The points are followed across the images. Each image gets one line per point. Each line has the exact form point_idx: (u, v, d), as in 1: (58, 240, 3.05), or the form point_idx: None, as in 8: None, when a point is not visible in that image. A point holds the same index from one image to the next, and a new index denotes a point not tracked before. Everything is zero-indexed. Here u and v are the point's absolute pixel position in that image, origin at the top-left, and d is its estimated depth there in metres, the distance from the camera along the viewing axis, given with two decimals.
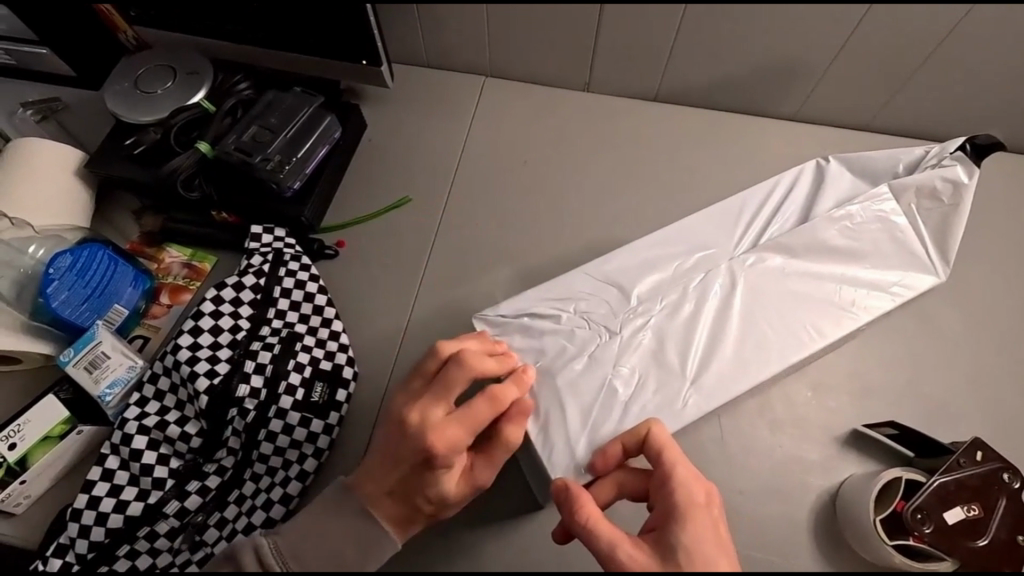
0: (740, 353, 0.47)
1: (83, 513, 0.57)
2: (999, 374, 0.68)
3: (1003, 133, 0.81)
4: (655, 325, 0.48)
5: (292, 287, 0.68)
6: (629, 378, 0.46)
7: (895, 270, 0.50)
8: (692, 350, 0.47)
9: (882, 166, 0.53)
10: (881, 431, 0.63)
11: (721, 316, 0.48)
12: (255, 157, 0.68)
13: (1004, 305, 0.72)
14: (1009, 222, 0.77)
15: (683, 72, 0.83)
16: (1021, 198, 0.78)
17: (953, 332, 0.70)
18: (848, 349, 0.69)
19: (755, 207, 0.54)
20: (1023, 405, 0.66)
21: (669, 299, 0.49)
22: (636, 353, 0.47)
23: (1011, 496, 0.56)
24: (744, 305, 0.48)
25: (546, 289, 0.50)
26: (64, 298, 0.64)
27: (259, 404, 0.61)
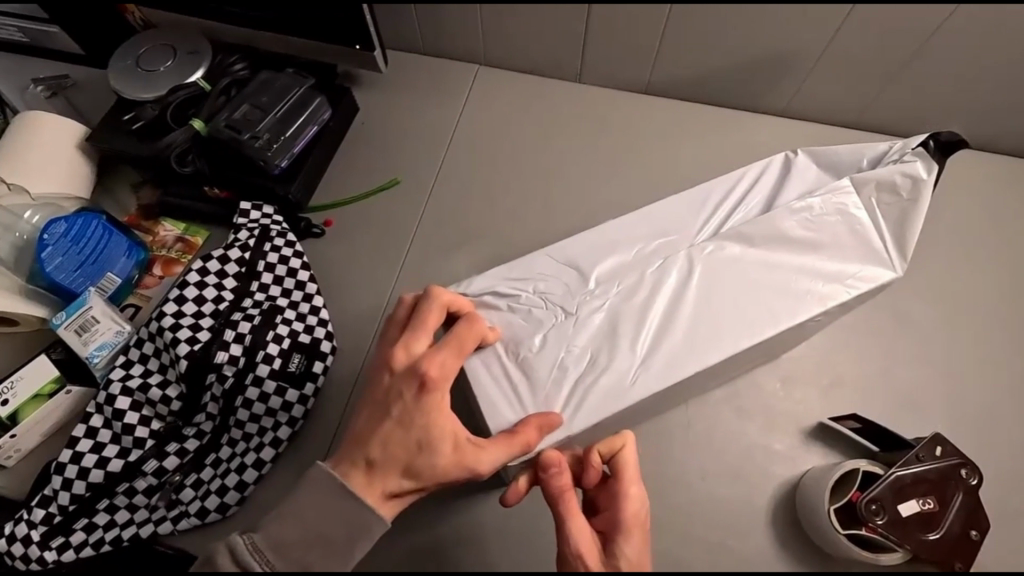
0: (691, 336, 0.48)
1: (66, 466, 0.60)
2: (967, 375, 0.68)
3: (994, 135, 0.80)
4: (610, 307, 0.49)
5: (276, 262, 0.70)
6: (582, 358, 0.48)
7: (853, 262, 0.50)
8: (644, 332, 0.48)
9: (846, 160, 0.54)
10: (846, 425, 0.64)
11: (675, 301, 0.49)
12: (244, 134, 0.70)
13: (981, 307, 0.72)
14: (990, 226, 0.77)
15: (673, 66, 0.83)
16: (1004, 202, 0.78)
17: (925, 332, 0.70)
18: (819, 344, 0.70)
19: (719, 198, 0.55)
20: (989, 405, 0.67)
21: (625, 283, 0.50)
22: (590, 333, 0.49)
23: (968, 492, 0.56)
24: (699, 292, 0.49)
25: (507, 270, 0.52)
26: (58, 263, 0.67)
27: (236, 372, 0.63)
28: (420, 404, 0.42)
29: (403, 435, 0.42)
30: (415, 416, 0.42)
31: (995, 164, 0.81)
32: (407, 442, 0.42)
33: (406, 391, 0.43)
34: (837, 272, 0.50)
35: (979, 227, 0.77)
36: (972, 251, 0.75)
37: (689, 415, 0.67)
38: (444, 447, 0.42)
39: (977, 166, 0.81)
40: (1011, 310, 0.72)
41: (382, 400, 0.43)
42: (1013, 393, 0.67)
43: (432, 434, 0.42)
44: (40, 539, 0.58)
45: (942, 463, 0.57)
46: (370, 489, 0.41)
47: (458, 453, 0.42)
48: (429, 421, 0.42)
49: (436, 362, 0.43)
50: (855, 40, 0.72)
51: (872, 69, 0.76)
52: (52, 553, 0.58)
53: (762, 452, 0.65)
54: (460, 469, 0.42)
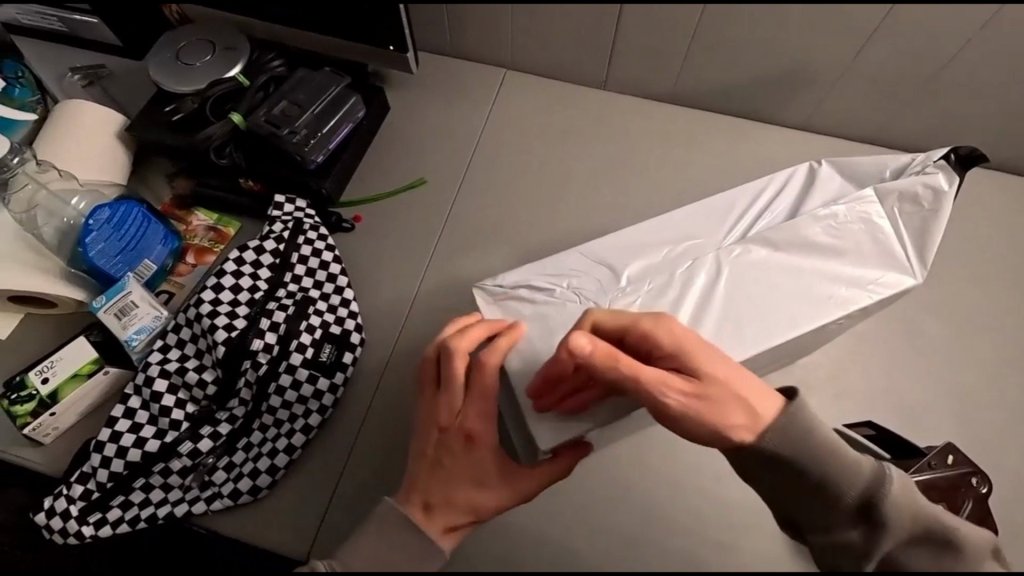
0: (716, 335, 0.50)
1: (105, 445, 0.62)
2: (976, 387, 0.70)
3: (1006, 154, 0.82)
4: (641, 305, 0.51)
5: (309, 254, 0.72)
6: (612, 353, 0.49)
7: (874, 269, 0.52)
8: None
9: (868, 171, 0.56)
10: (861, 431, 0.65)
11: (703, 301, 0.51)
12: (283, 129, 0.72)
13: (990, 321, 0.74)
14: (1001, 243, 0.79)
15: (697, 77, 0.86)
16: (1013, 220, 0.81)
17: (935, 344, 0.72)
18: (832, 353, 0.72)
19: (744, 204, 0.57)
20: (997, 417, 0.69)
21: (655, 283, 0.52)
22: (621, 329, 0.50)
23: (977, 499, 0.58)
24: (724, 293, 0.51)
25: (542, 266, 0.55)
26: (100, 249, 0.69)
27: (271, 359, 0.65)
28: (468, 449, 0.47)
29: (455, 480, 0.46)
30: (465, 458, 0.47)
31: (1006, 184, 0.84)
32: (459, 479, 0.47)
33: (454, 443, 0.47)
34: (860, 277, 0.52)
35: (989, 242, 0.79)
36: (982, 266, 0.78)
37: None
38: (491, 478, 0.47)
39: (988, 183, 0.84)
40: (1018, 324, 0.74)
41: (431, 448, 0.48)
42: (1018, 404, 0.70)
43: (483, 471, 0.47)
44: (78, 514, 0.60)
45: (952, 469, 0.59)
46: (432, 525, 0.43)
47: (503, 477, 0.48)
48: (481, 463, 0.48)
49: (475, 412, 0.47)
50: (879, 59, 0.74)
51: (893, 85, 0.78)
52: (89, 528, 0.60)
53: None
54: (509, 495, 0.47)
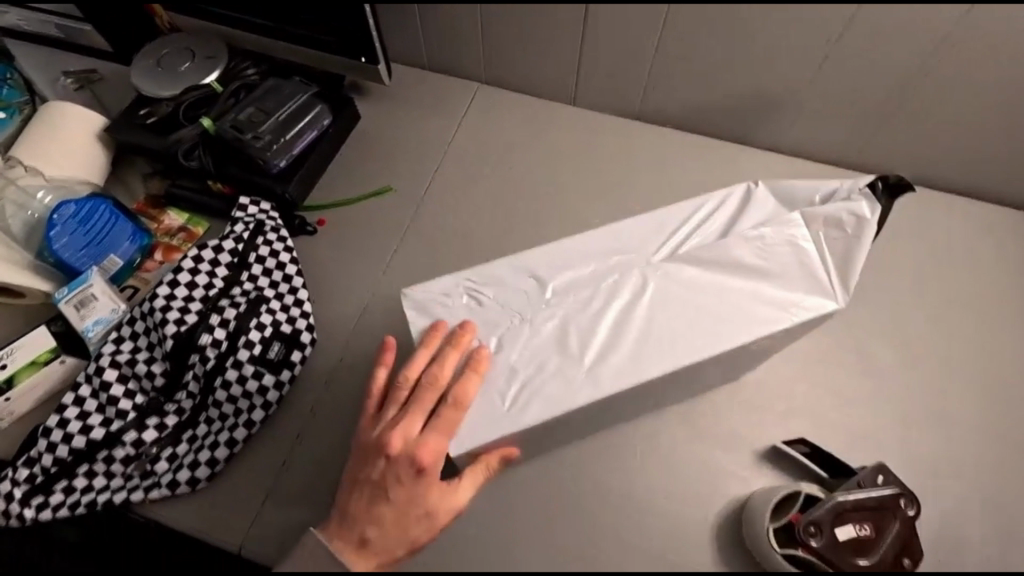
0: (636, 350, 0.50)
1: (52, 430, 0.64)
2: (919, 413, 0.71)
3: (962, 180, 0.84)
4: (564, 317, 0.51)
5: (267, 256, 0.74)
6: (531, 364, 0.49)
7: (798, 291, 0.52)
8: (592, 342, 0.50)
9: (802, 195, 0.54)
10: (796, 449, 0.66)
11: (624, 318, 0.51)
12: (246, 135, 0.76)
13: (934, 350, 0.75)
14: (951, 270, 0.80)
15: (662, 95, 0.87)
16: (966, 247, 0.82)
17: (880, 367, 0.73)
18: (776, 371, 0.73)
19: (680, 220, 0.55)
20: (937, 445, 0.69)
21: (581, 295, 0.52)
22: (544, 342, 0.50)
23: (906, 522, 0.58)
24: (648, 309, 0.51)
25: (467, 272, 0.53)
26: (64, 242, 0.72)
27: (218, 354, 0.68)
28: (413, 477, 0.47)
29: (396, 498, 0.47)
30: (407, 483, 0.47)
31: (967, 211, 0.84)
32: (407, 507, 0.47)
33: (404, 474, 0.47)
34: (781, 298, 0.51)
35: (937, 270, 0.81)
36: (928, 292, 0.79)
37: None
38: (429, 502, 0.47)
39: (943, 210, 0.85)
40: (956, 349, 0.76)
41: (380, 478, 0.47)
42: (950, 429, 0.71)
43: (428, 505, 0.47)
44: (21, 497, 0.62)
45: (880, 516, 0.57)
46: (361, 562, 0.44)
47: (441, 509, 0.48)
48: (417, 499, 0.47)
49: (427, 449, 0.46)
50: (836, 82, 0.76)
51: (856, 109, 0.79)
52: (31, 511, 0.62)
53: (713, 470, 0.67)
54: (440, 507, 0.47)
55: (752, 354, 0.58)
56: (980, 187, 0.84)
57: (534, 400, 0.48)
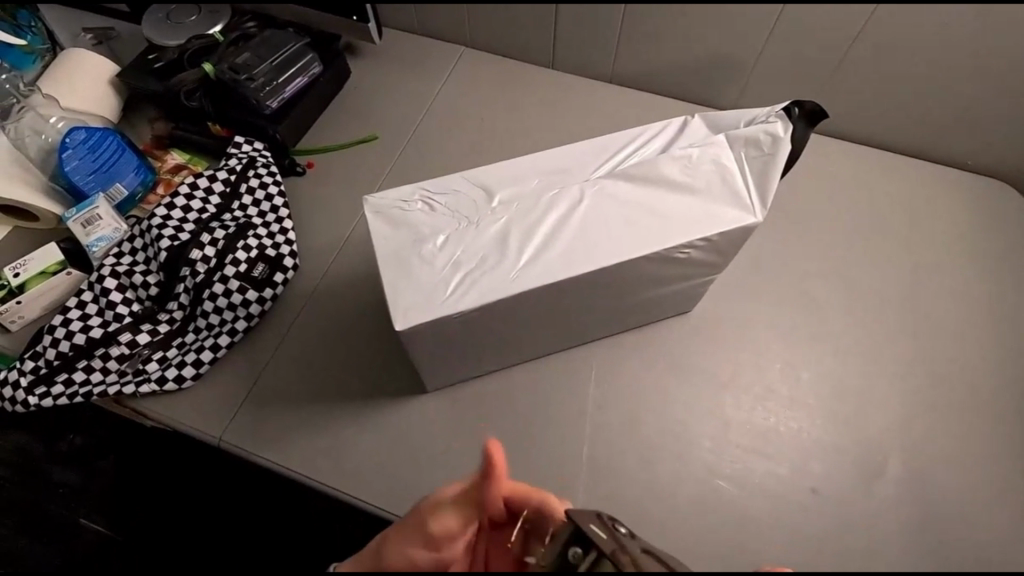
0: (570, 248, 0.56)
1: (56, 328, 0.71)
2: (842, 349, 0.78)
3: (911, 143, 0.89)
4: (507, 221, 0.57)
5: (256, 187, 0.81)
6: (475, 258, 0.55)
7: (722, 204, 0.58)
8: (532, 242, 0.56)
9: (729, 122, 0.62)
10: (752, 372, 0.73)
11: (560, 225, 0.57)
12: (242, 76, 0.84)
13: (863, 296, 0.82)
14: (888, 225, 0.87)
15: (631, 58, 0.93)
16: (905, 205, 0.88)
17: (810, 308, 0.81)
18: (715, 307, 0.81)
19: (620, 147, 0.63)
20: (857, 377, 0.76)
21: (525, 204, 0.58)
22: (487, 241, 0.56)
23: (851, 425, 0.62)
24: (584, 216, 0.58)
25: (424, 183, 0.60)
26: (74, 165, 0.80)
27: (208, 269, 0.74)
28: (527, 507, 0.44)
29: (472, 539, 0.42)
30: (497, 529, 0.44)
31: (910, 172, 0.90)
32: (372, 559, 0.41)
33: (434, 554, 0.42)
34: (704, 211, 0.58)
35: (879, 226, 0.87)
36: (868, 245, 0.86)
37: (591, 357, 0.77)
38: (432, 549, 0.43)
39: (892, 171, 0.91)
40: (891, 296, 0.82)
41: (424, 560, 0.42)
42: (877, 366, 0.77)
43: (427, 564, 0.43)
44: (27, 385, 0.69)
45: (593, 525, 0.39)
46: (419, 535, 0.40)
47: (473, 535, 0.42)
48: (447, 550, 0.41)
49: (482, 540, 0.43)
50: None
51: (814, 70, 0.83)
52: (35, 398, 0.69)
53: (650, 389, 0.75)
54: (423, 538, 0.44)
55: (681, 272, 0.64)
56: (926, 148, 0.89)
57: (474, 287, 0.54)
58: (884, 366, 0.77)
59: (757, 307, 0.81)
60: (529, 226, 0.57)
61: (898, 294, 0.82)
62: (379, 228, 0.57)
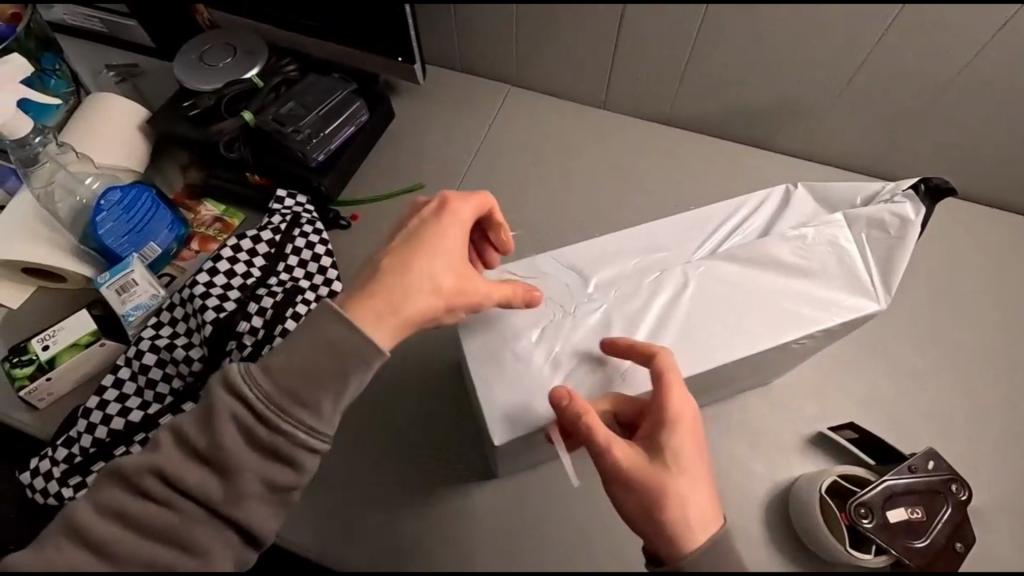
0: (677, 343, 0.52)
1: (92, 411, 0.66)
2: (939, 418, 0.72)
3: (991, 191, 0.84)
4: (607, 310, 0.54)
5: (302, 247, 0.76)
6: (574, 354, 0.52)
7: (840, 291, 0.53)
8: (634, 336, 0.52)
9: (841, 197, 0.58)
10: (843, 434, 0.69)
11: (665, 316, 0.53)
12: (287, 127, 0.79)
13: (954, 359, 0.76)
14: (972, 280, 0.82)
15: (693, 100, 0.88)
16: (988, 258, 0.83)
17: (900, 373, 0.75)
18: (799, 374, 0.75)
19: (720, 221, 0.58)
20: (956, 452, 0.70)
21: (622, 290, 0.54)
22: (586, 334, 0.53)
23: (956, 505, 0.60)
24: (689, 304, 0.53)
25: (508, 266, 0.57)
26: (109, 227, 0.74)
27: (255, 342, 0.68)
28: (667, 545, 0.44)
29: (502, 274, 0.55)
30: (678, 464, 0.46)
31: (990, 222, 0.85)
32: (398, 258, 0.50)
33: (411, 245, 0.51)
34: (823, 299, 0.53)
35: (966, 282, 0.81)
36: (956, 302, 0.80)
37: None
38: (449, 272, 0.50)
39: (971, 221, 0.85)
40: (983, 358, 0.76)
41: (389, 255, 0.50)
42: (977, 435, 0.71)
43: (432, 273, 0.50)
44: (60, 476, 0.64)
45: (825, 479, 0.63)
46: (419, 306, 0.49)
47: (462, 281, 0.51)
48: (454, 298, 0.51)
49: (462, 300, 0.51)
50: (868, 91, 0.76)
51: (890, 115, 0.79)
52: (70, 489, 0.64)
53: (736, 466, 0.69)
54: (467, 297, 0.51)
55: (786, 355, 0.58)
56: (1006, 198, 0.84)
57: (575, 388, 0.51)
58: (991, 439, 0.71)
59: (843, 373, 0.75)
60: (632, 316, 0.53)
61: (995, 357, 0.76)
62: (471, 318, 0.53)
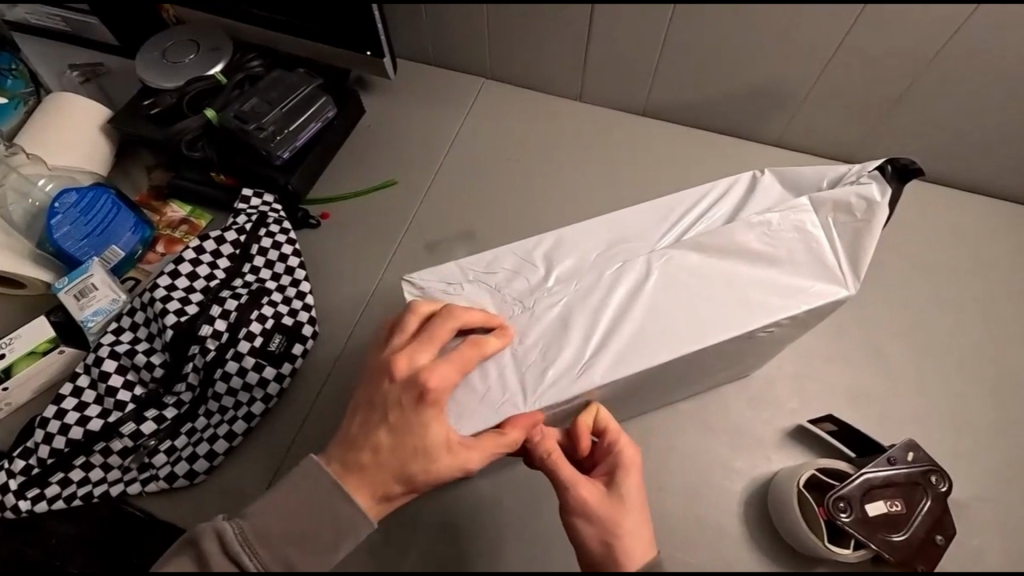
0: (640, 332, 0.52)
1: (50, 422, 0.63)
2: (923, 409, 0.71)
3: (971, 178, 0.83)
4: (567, 303, 0.54)
5: (269, 247, 0.74)
6: (534, 349, 0.52)
7: (806, 278, 0.54)
8: (595, 329, 0.52)
9: (809, 180, 0.59)
10: (823, 428, 0.67)
11: (627, 306, 0.53)
12: (251, 125, 0.76)
13: (938, 349, 0.75)
14: (954, 267, 0.80)
15: (668, 90, 0.86)
16: (970, 244, 0.82)
17: (881, 364, 0.74)
18: (781, 367, 0.73)
19: (682, 211, 0.59)
20: (940, 442, 0.69)
21: (583, 283, 0.54)
22: (546, 328, 0.53)
23: (936, 498, 0.59)
24: (654, 292, 0.54)
25: (469, 262, 0.56)
26: (66, 231, 0.72)
27: (219, 345, 0.67)
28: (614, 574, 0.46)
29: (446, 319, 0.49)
30: (625, 502, 0.49)
31: (970, 207, 0.84)
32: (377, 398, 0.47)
33: (405, 398, 0.46)
34: (789, 287, 0.54)
35: (948, 269, 0.80)
36: (938, 292, 0.79)
37: (649, 427, 0.69)
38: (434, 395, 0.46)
39: (953, 207, 0.84)
40: (965, 345, 0.75)
41: (381, 403, 0.47)
42: (960, 424, 0.70)
43: (426, 441, 0.46)
44: (16, 489, 0.62)
45: (802, 475, 0.61)
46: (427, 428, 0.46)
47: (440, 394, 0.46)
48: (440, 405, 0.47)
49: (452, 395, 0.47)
50: (848, 73, 0.74)
51: (868, 101, 0.78)
52: (26, 503, 0.62)
53: (715, 460, 0.67)
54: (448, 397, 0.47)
55: (755, 345, 0.58)
56: (987, 184, 0.83)
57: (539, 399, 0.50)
58: (973, 427, 0.70)
59: (825, 365, 0.74)
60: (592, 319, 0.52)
61: (980, 344, 0.75)
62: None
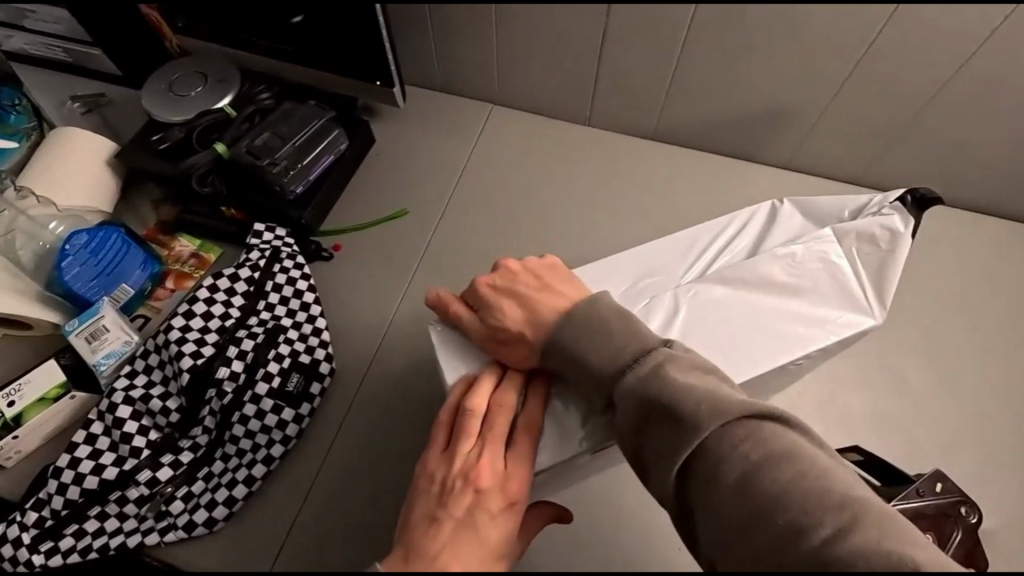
0: None
1: (63, 471, 0.62)
2: (945, 433, 0.71)
3: (978, 198, 0.84)
4: None
5: (283, 284, 0.73)
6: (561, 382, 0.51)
7: (834, 308, 0.54)
8: None
9: (828, 211, 0.60)
10: (849, 458, 0.66)
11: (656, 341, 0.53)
12: (263, 160, 0.75)
13: (955, 370, 0.75)
14: (966, 287, 0.81)
15: (678, 114, 0.86)
16: (981, 263, 0.82)
17: (902, 388, 0.74)
18: (802, 394, 0.73)
19: (705, 244, 0.60)
20: (964, 466, 0.69)
21: None
22: None
23: (967, 530, 0.58)
24: (682, 327, 0.53)
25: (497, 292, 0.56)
26: (77, 272, 0.71)
27: (236, 387, 0.65)
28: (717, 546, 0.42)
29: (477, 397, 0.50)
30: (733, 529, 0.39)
31: (978, 226, 0.85)
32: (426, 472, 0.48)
33: (458, 489, 0.45)
34: (817, 317, 0.53)
35: (959, 288, 0.81)
36: (952, 312, 0.79)
37: None
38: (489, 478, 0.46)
39: (961, 227, 0.85)
40: (980, 366, 0.76)
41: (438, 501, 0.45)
42: (982, 446, 0.70)
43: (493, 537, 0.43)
44: (30, 542, 0.60)
45: None
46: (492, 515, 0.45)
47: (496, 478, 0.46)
48: (500, 489, 0.46)
49: (511, 476, 0.47)
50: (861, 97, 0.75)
51: (879, 125, 0.78)
52: (40, 557, 0.60)
53: None
54: (507, 480, 0.46)
55: (784, 378, 0.58)
56: (994, 204, 0.84)
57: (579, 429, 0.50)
58: (996, 450, 0.70)
59: (845, 390, 0.74)
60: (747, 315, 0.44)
61: (996, 363, 0.76)
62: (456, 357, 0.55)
